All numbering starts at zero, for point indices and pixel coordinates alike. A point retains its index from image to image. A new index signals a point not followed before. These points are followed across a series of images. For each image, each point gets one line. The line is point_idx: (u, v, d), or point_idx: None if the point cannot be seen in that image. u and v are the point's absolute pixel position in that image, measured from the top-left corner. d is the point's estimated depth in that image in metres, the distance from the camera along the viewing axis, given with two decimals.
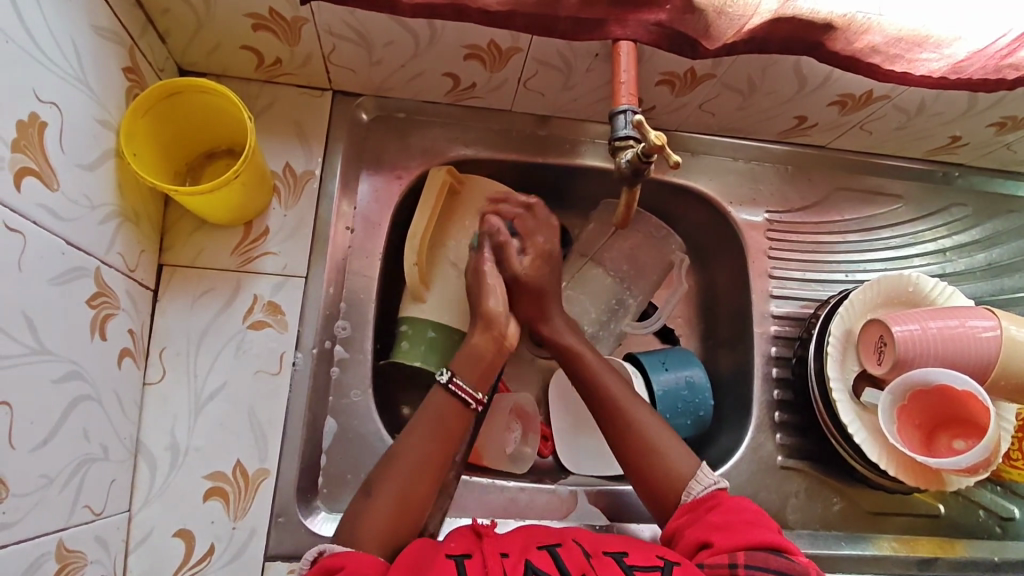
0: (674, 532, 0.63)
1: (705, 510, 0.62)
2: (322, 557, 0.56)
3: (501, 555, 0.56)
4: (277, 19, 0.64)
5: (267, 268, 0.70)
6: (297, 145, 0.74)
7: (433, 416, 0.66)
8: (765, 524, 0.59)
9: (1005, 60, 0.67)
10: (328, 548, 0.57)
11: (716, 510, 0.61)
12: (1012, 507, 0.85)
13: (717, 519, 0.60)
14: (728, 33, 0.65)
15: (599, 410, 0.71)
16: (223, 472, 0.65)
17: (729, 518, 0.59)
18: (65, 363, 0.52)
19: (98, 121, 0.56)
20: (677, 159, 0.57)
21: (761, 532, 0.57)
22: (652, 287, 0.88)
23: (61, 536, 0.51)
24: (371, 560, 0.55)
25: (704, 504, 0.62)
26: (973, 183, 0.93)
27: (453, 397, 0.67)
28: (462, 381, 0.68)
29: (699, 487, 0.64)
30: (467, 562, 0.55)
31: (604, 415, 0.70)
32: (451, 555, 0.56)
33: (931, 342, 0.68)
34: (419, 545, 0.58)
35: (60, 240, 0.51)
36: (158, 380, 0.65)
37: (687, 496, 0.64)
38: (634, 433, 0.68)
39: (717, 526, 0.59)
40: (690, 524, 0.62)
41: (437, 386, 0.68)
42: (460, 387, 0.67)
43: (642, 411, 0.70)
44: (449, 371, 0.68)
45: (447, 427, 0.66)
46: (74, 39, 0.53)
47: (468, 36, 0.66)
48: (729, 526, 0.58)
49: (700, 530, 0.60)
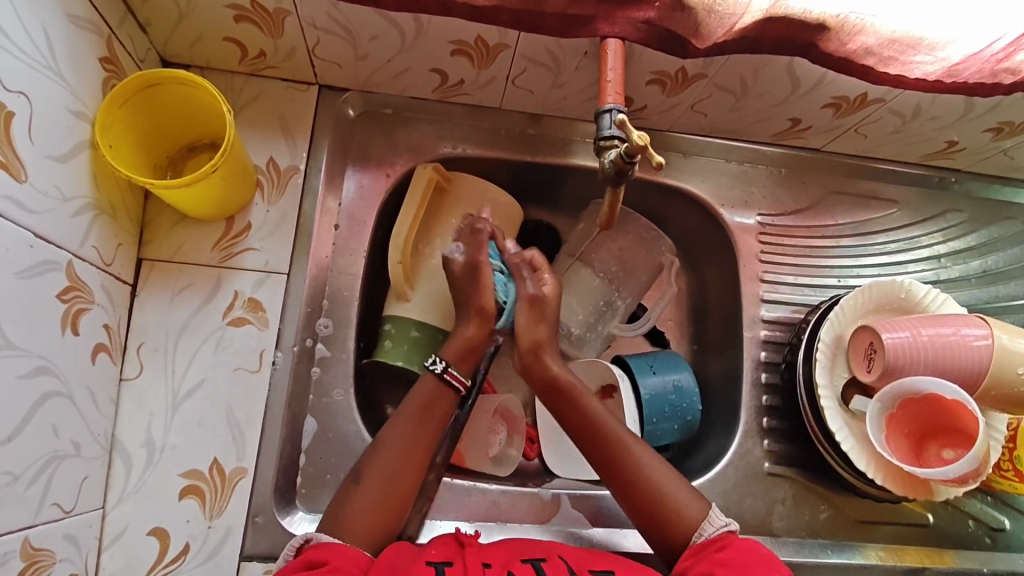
0: (681, 573, 0.61)
1: (713, 549, 0.61)
2: (308, 544, 0.57)
3: (484, 565, 0.56)
4: (259, 11, 0.63)
5: (248, 264, 0.69)
6: (281, 140, 0.73)
7: (417, 406, 0.66)
8: (773, 567, 0.59)
9: (1000, 64, 0.66)
10: (314, 535, 0.58)
11: (725, 550, 0.60)
12: (1002, 518, 0.84)
13: (726, 556, 0.59)
14: (718, 32, 0.64)
15: (597, 450, 0.68)
16: (199, 471, 0.64)
17: (736, 556, 0.59)
18: (34, 358, 0.51)
19: (73, 112, 0.55)
20: (661, 159, 0.56)
21: (770, 572, 0.58)
22: (641, 288, 0.87)
23: (26, 534, 0.51)
24: (352, 553, 0.56)
25: (714, 543, 0.61)
26: (971, 189, 0.91)
27: (445, 386, 0.68)
28: (457, 371, 0.68)
29: (712, 528, 0.63)
30: (449, 569, 0.55)
31: (602, 455, 0.68)
32: (432, 561, 0.55)
33: (920, 350, 0.67)
34: (394, 553, 0.57)
35: (28, 232, 0.50)
36: (134, 375, 0.65)
37: (698, 536, 0.63)
38: (649, 480, 0.66)
39: (724, 563, 0.58)
40: (696, 563, 0.60)
41: (428, 374, 0.68)
42: (454, 376, 0.68)
43: (641, 446, 0.68)
44: (443, 361, 0.68)
45: (431, 417, 0.66)
46: (47, 28, 0.52)
47: (455, 31, 0.65)
48: (738, 565, 0.58)
49: (705, 566, 0.59)
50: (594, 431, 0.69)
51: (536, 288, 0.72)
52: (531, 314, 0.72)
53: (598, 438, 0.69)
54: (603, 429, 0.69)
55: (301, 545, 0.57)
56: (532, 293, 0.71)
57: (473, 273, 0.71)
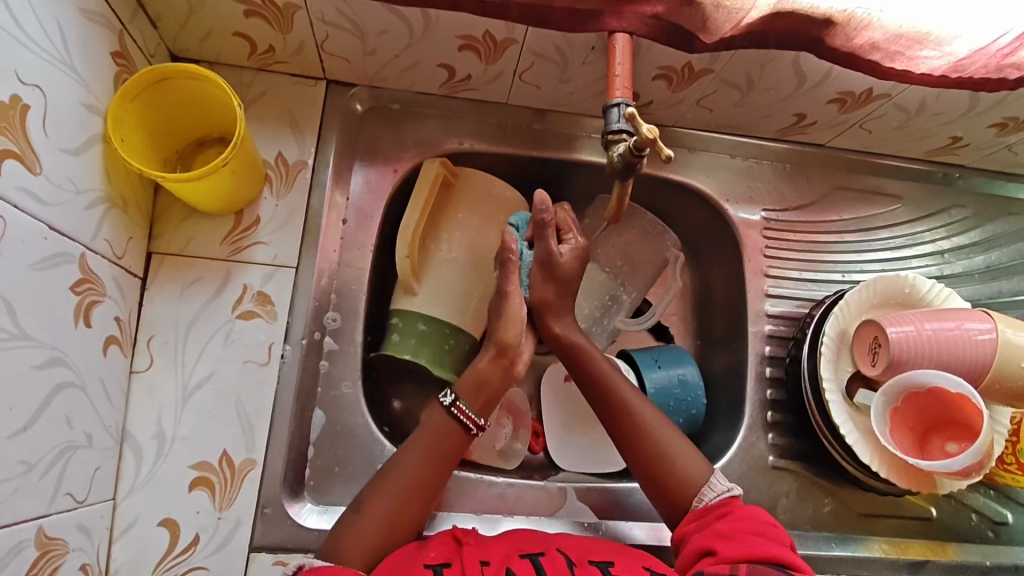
0: (683, 538, 0.62)
1: (715, 517, 0.61)
2: (303, 569, 0.56)
3: (482, 564, 0.56)
4: (269, 6, 0.63)
5: (257, 258, 0.70)
6: (290, 135, 0.73)
7: (428, 444, 0.65)
8: (772, 539, 0.57)
9: (1006, 59, 0.66)
10: (308, 560, 0.57)
11: (724, 519, 0.60)
12: (1005, 512, 0.84)
13: (724, 527, 0.59)
14: (725, 27, 0.64)
15: (607, 411, 0.70)
16: (208, 462, 0.64)
17: (734, 527, 0.59)
18: (48, 349, 0.52)
19: (85, 105, 0.56)
20: (670, 153, 0.56)
21: (767, 545, 0.56)
22: (647, 283, 0.87)
23: (40, 524, 0.51)
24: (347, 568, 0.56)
25: (714, 510, 0.62)
26: (974, 185, 0.92)
27: (454, 421, 0.67)
28: (465, 406, 0.68)
29: (712, 494, 0.63)
30: (447, 570, 0.55)
31: (612, 417, 0.69)
32: (429, 564, 0.55)
33: (924, 344, 0.67)
34: (393, 560, 0.57)
35: (42, 225, 0.50)
36: (145, 368, 0.65)
37: (699, 502, 0.63)
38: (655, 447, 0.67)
39: (721, 535, 0.58)
40: (698, 531, 0.61)
41: (438, 407, 0.68)
42: (461, 411, 0.67)
43: (650, 412, 0.69)
44: (453, 395, 0.68)
45: (441, 455, 0.65)
46: (60, 22, 0.52)
47: (464, 26, 0.66)
48: (734, 535, 0.58)
49: (704, 537, 0.59)
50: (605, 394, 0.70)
51: (551, 250, 0.71)
52: (542, 273, 0.72)
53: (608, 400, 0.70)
54: (617, 391, 0.70)
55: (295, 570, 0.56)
56: (547, 252, 0.71)
57: (502, 303, 0.71)
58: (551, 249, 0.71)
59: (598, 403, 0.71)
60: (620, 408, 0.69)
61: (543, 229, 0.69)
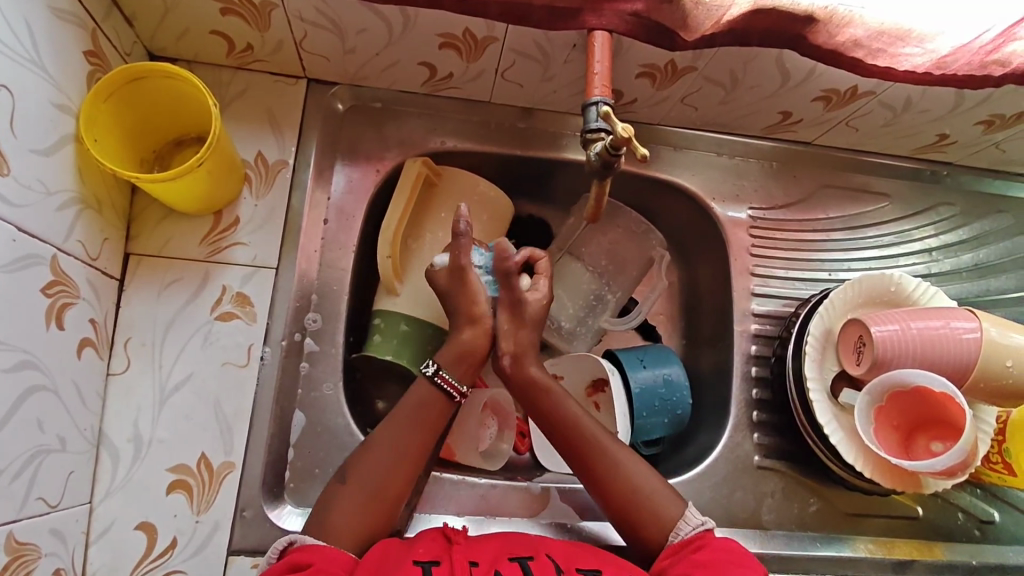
0: (658, 572, 0.61)
1: (690, 549, 0.60)
2: (292, 547, 0.57)
3: (471, 564, 0.56)
4: (247, 5, 0.63)
5: (237, 259, 0.69)
6: (270, 134, 0.73)
7: (402, 421, 0.65)
8: (750, 566, 0.58)
9: (991, 55, 0.65)
10: (297, 537, 0.58)
11: (701, 549, 0.60)
12: (991, 511, 0.84)
13: (702, 555, 0.59)
14: (705, 24, 0.64)
15: (571, 451, 0.68)
16: (187, 465, 0.64)
17: (713, 556, 0.59)
18: (17, 352, 0.51)
19: (56, 106, 0.55)
20: (645, 152, 0.56)
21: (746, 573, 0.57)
22: (632, 283, 0.87)
23: (11, 529, 0.50)
24: (337, 556, 0.56)
25: (691, 543, 0.61)
26: (961, 182, 0.91)
27: (438, 391, 0.67)
28: (448, 376, 0.68)
29: (688, 527, 0.63)
30: (435, 568, 0.55)
31: (578, 456, 0.68)
32: (419, 560, 0.55)
33: (909, 343, 0.67)
34: (383, 550, 0.57)
35: (11, 227, 0.50)
36: (122, 370, 0.64)
37: (675, 536, 0.63)
38: (623, 483, 0.66)
39: (699, 564, 0.58)
40: (674, 563, 0.60)
41: (422, 379, 0.68)
42: (445, 381, 0.67)
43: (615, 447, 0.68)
44: (435, 364, 0.68)
45: (429, 422, 0.66)
46: (29, 22, 0.51)
47: (445, 23, 0.65)
48: (714, 564, 0.57)
49: (682, 567, 0.58)
50: (567, 434, 0.68)
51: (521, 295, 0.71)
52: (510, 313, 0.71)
53: (571, 439, 0.68)
54: (584, 435, 0.68)
55: (285, 547, 0.57)
56: (516, 297, 0.70)
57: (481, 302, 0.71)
58: (518, 295, 0.71)
59: (564, 447, 0.69)
60: (588, 450, 0.67)
61: (508, 277, 0.70)
